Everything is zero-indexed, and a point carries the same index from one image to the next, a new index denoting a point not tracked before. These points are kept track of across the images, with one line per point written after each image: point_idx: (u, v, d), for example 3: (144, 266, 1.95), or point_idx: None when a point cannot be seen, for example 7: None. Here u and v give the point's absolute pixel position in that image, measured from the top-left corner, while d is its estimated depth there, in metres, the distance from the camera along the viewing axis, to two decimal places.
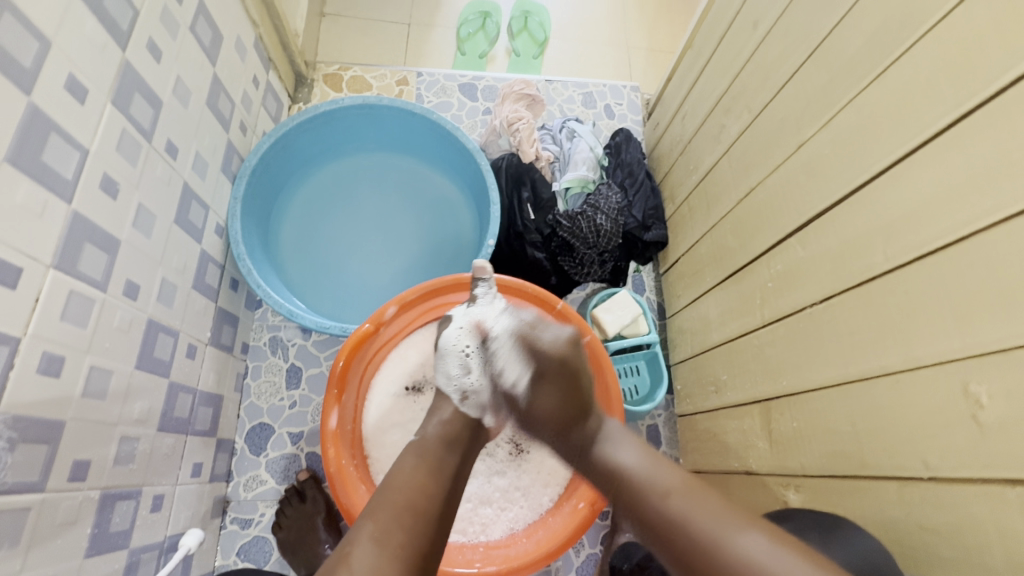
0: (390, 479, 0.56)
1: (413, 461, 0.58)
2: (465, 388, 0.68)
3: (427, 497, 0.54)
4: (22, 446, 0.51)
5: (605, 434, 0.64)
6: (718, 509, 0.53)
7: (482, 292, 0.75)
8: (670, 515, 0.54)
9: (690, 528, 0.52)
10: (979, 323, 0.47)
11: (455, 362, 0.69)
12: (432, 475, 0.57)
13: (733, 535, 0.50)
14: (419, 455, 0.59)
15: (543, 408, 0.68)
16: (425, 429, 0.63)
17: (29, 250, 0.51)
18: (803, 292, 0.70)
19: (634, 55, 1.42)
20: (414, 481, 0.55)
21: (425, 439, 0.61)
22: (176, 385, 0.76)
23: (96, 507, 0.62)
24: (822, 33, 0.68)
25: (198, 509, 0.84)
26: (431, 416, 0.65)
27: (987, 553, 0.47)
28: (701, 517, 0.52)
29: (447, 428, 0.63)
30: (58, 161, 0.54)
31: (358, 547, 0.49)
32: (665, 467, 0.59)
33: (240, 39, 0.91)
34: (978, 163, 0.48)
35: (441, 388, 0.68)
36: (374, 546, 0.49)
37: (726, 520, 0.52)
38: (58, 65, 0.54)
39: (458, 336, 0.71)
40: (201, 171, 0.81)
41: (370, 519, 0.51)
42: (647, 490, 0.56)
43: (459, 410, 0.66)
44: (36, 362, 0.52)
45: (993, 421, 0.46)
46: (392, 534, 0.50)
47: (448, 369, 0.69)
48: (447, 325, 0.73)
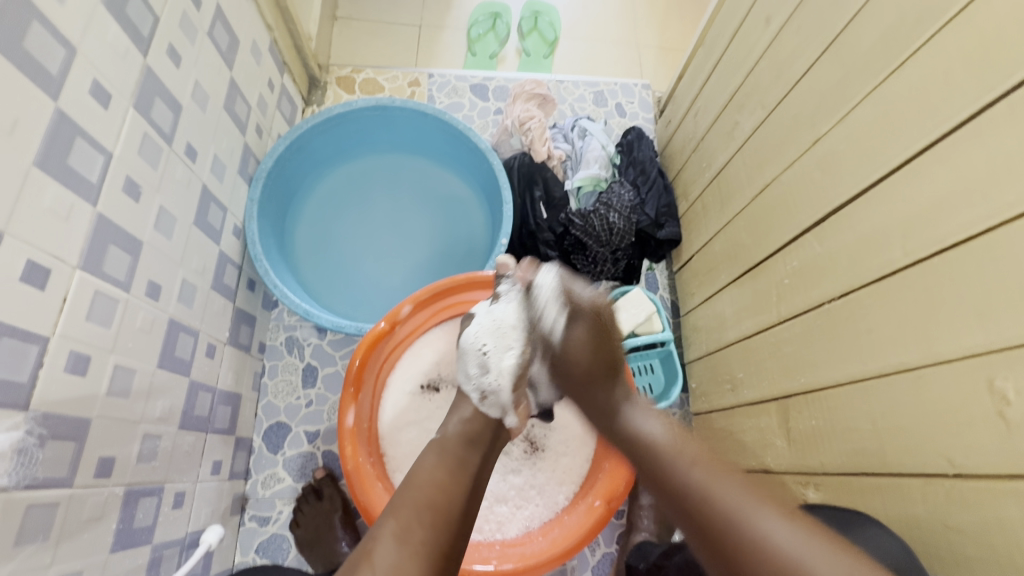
0: (411, 477, 0.56)
1: (434, 460, 0.58)
2: (485, 388, 0.66)
3: (449, 495, 0.55)
4: (51, 442, 0.53)
5: (636, 409, 0.68)
6: (741, 483, 0.54)
7: (505, 290, 0.74)
8: (692, 481, 0.55)
9: (709, 494, 0.54)
10: (1003, 317, 0.47)
11: (476, 361, 0.68)
12: (453, 473, 0.57)
13: (756, 510, 0.51)
14: (441, 453, 0.59)
15: (575, 351, 0.71)
16: (445, 427, 0.63)
17: (56, 252, 0.53)
18: (820, 289, 0.69)
19: (645, 52, 1.42)
20: (435, 479, 0.55)
21: (447, 438, 0.61)
22: (196, 384, 0.78)
23: (121, 504, 0.63)
24: (837, 26, 0.68)
25: (218, 507, 0.86)
26: (451, 416, 0.65)
27: (1014, 551, 0.46)
28: (723, 489, 0.53)
29: (468, 427, 0.63)
30: (83, 165, 0.56)
31: (380, 545, 0.49)
32: (688, 440, 0.61)
33: (255, 43, 0.93)
34: (1001, 156, 0.47)
35: (463, 390, 0.68)
36: (395, 544, 0.50)
37: (745, 490, 0.53)
38: (83, 71, 0.55)
39: (478, 335, 0.69)
40: (219, 174, 0.83)
41: (391, 517, 0.52)
42: (673, 459, 0.59)
43: (480, 410, 0.65)
44: (63, 361, 0.54)
45: (1019, 417, 0.46)
46: (413, 532, 0.51)
47: (468, 369, 0.68)
48: (470, 325, 0.71)
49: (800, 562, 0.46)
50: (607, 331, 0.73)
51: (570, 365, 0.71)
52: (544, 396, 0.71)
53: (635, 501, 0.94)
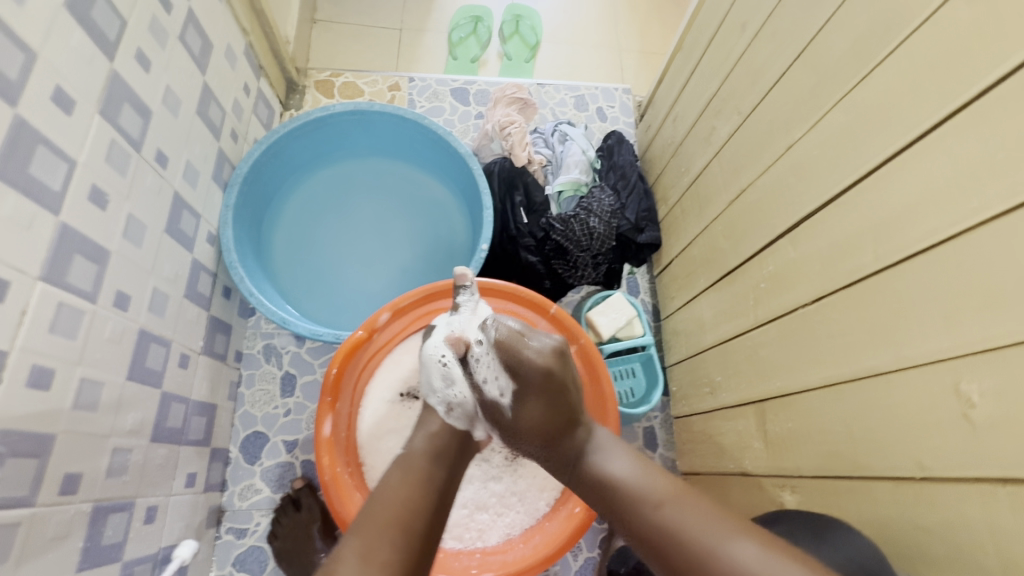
0: (375, 497, 0.55)
1: (398, 478, 0.57)
2: (451, 401, 0.66)
3: (414, 512, 0.54)
4: (11, 460, 0.51)
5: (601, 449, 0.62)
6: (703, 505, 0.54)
7: (465, 299, 0.75)
8: (651, 517, 0.54)
9: (681, 538, 0.52)
10: (968, 322, 0.48)
11: (443, 374, 0.67)
12: (419, 489, 0.56)
13: (718, 536, 0.51)
14: (404, 469, 0.58)
15: (529, 420, 0.65)
16: (411, 442, 0.63)
17: (18, 263, 0.51)
18: (795, 293, 0.70)
19: (626, 57, 1.43)
20: (401, 497, 0.55)
21: (411, 454, 0.61)
22: (169, 396, 0.76)
23: (88, 520, 0.61)
24: (809, 35, 0.69)
25: (192, 520, 0.84)
26: (418, 430, 0.64)
27: (980, 552, 0.47)
28: (692, 524, 0.52)
29: (434, 443, 0.63)
30: (45, 173, 0.54)
31: (343, 563, 0.48)
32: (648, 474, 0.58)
33: (230, 47, 0.91)
34: (962, 165, 0.48)
35: (429, 403, 0.67)
36: (359, 561, 0.48)
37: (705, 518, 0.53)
38: (46, 77, 0.54)
39: (438, 346, 0.69)
40: (192, 180, 0.81)
41: (355, 535, 0.51)
42: (642, 501, 0.56)
43: (447, 422, 0.65)
44: (25, 375, 0.52)
45: (983, 420, 0.47)
46: (378, 550, 0.49)
47: (433, 384, 0.67)
48: (430, 337, 0.71)
49: None
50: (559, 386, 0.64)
51: (518, 428, 0.66)
52: (511, 413, 0.66)
53: None
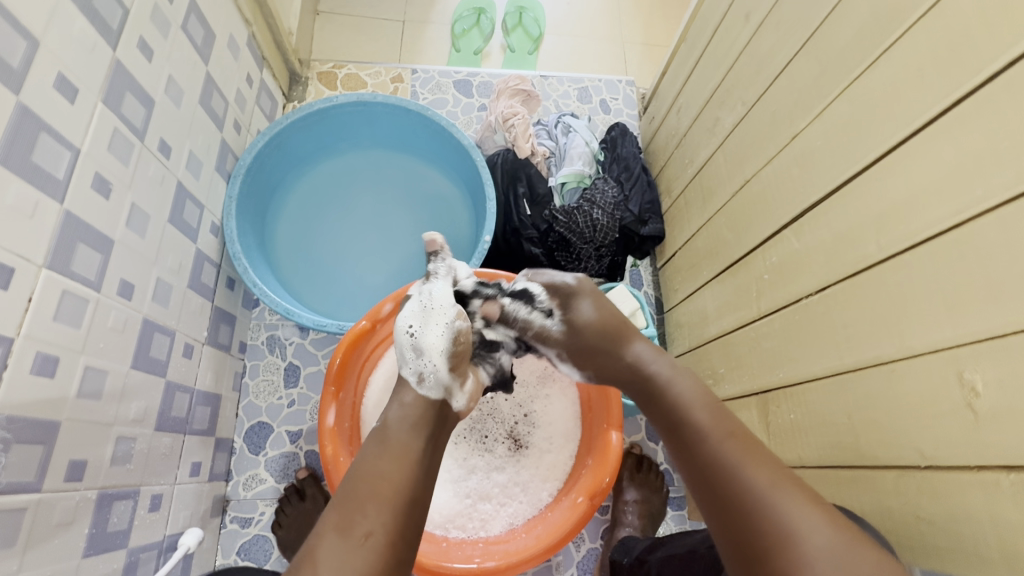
0: (354, 469, 0.55)
1: (377, 451, 0.56)
2: (422, 371, 0.63)
3: (395, 484, 0.53)
4: (16, 446, 0.51)
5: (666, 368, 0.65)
6: (785, 475, 0.50)
7: (435, 268, 0.70)
8: (726, 458, 0.53)
9: (742, 478, 0.51)
10: (972, 312, 0.47)
11: (411, 345, 0.64)
12: (399, 461, 0.55)
13: (786, 496, 0.48)
14: (383, 443, 0.57)
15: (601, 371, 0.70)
16: (385, 414, 0.61)
17: (22, 250, 0.51)
18: (798, 284, 0.69)
19: (629, 48, 1.42)
20: (380, 469, 0.54)
21: (389, 427, 0.59)
22: (173, 385, 0.76)
23: (94, 507, 0.62)
24: (814, 23, 0.68)
25: (197, 509, 0.84)
26: (392, 402, 0.62)
27: (983, 541, 0.47)
28: (763, 476, 0.50)
29: (408, 414, 0.61)
30: (48, 161, 0.54)
31: (323, 540, 0.48)
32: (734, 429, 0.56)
33: (232, 37, 0.91)
34: (969, 153, 0.48)
35: (400, 373, 0.64)
36: (338, 537, 0.48)
37: (781, 483, 0.49)
38: (48, 65, 0.54)
39: (404, 317, 0.66)
40: (195, 171, 0.81)
41: (333, 512, 0.50)
42: (721, 450, 0.54)
43: (419, 394, 0.62)
44: (30, 363, 0.52)
45: (986, 409, 0.46)
46: (357, 524, 0.49)
47: (403, 355, 0.64)
48: (398, 310, 0.67)
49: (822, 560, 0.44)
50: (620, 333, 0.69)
51: (583, 339, 0.69)
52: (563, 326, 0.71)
53: (618, 497, 0.96)
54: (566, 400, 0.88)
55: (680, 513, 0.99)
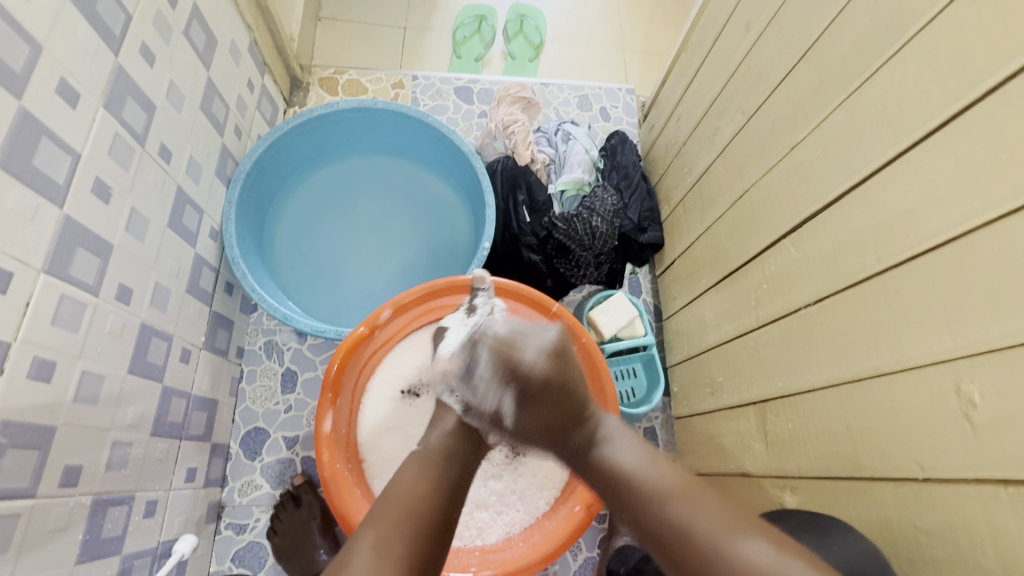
0: (390, 488, 0.57)
1: (415, 472, 0.59)
2: (467, 400, 0.70)
3: (429, 505, 0.55)
4: (11, 452, 0.51)
5: (606, 436, 0.65)
6: (714, 507, 0.54)
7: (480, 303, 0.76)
8: (667, 518, 0.54)
9: (687, 529, 0.53)
10: (970, 324, 0.48)
11: (461, 376, 0.72)
12: (432, 483, 0.58)
13: (729, 537, 0.51)
14: (421, 464, 0.60)
15: (529, 425, 0.71)
16: (428, 438, 0.65)
17: (20, 254, 0.51)
18: (797, 293, 0.70)
19: (630, 57, 1.43)
20: (416, 490, 0.56)
21: (428, 452, 0.63)
22: (170, 390, 0.76)
23: (88, 513, 0.61)
24: (814, 34, 0.68)
25: (192, 515, 0.84)
26: (433, 428, 0.68)
27: (980, 554, 0.47)
28: (700, 519, 0.53)
29: (450, 441, 0.65)
30: (49, 165, 0.54)
31: (358, 556, 0.49)
32: (668, 482, 0.57)
33: (234, 43, 0.91)
34: (968, 165, 0.48)
35: (444, 403, 0.72)
36: (374, 554, 0.49)
37: (686, 499, 0.55)
38: (50, 70, 0.54)
39: (450, 347, 0.74)
40: (195, 176, 0.81)
41: (369, 527, 0.52)
42: (642, 488, 0.58)
43: (463, 421, 0.69)
44: (27, 367, 0.52)
45: (984, 420, 0.46)
46: (392, 543, 0.50)
47: (452, 386, 0.72)
48: (443, 341, 0.75)
49: None
50: (569, 382, 0.69)
51: (532, 394, 0.69)
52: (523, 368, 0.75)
53: None
54: None
55: None
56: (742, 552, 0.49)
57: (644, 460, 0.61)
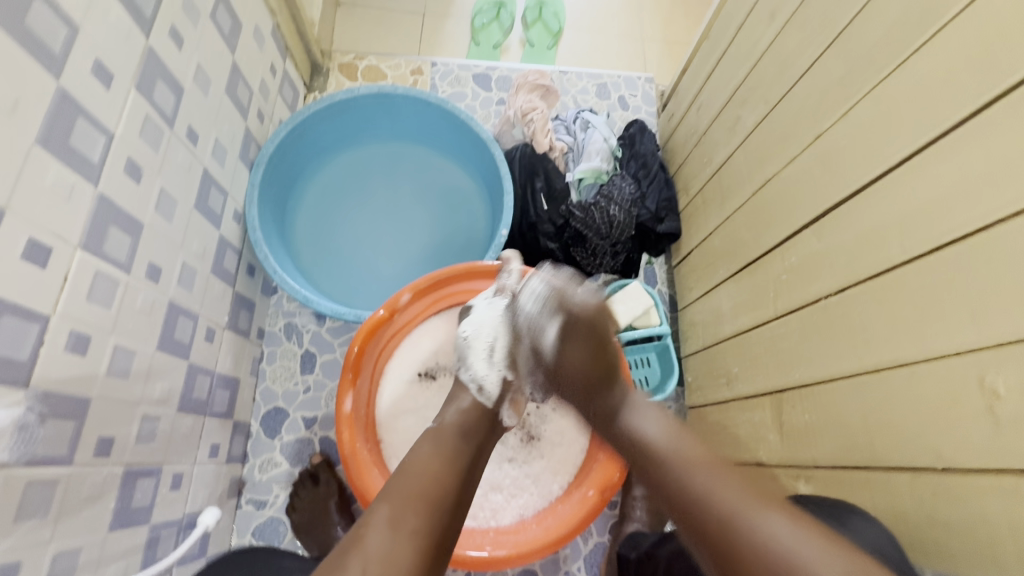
0: (404, 466, 0.56)
1: (430, 449, 0.58)
2: (482, 381, 0.68)
3: (442, 484, 0.54)
4: (51, 420, 0.53)
5: (636, 410, 0.64)
6: (734, 475, 0.54)
7: (506, 283, 0.78)
8: (692, 490, 0.53)
9: (710, 498, 0.52)
10: (996, 315, 0.47)
11: (476, 354, 0.71)
12: (447, 463, 0.56)
13: (756, 513, 0.50)
14: (437, 444, 0.59)
15: (571, 361, 0.68)
16: (442, 416, 0.64)
17: (57, 231, 0.53)
18: (818, 284, 0.69)
19: (650, 45, 1.41)
20: (431, 469, 0.55)
21: (443, 430, 0.61)
22: (196, 367, 0.78)
23: (119, 483, 0.64)
24: (843, 21, 0.67)
25: (215, 489, 0.86)
26: (449, 406, 0.66)
27: (998, 544, 0.47)
28: (725, 490, 0.52)
29: (464, 417, 0.64)
30: (84, 144, 0.56)
31: (372, 532, 0.49)
32: (700, 459, 0.56)
33: (258, 27, 0.92)
34: (998, 156, 0.47)
35: (461, 378, 0.70)
36: (388, 532, 0.49)
37: (715, 471, 0.55)
38: (85, 51, 0.55)
39: (471, 326, 0.73)
40: (220, 158, 0.83)
41: (384, 503, 0.52)
42: (668, 463, 0.57)
43: (478, 401, 0.66)
44: (64, 340, 0.54)
45: (1008, 413, 0.46)
46: (406, 519, 0.50)
47: (469, 364, 0.70)
48: (468, 316, 0.75)
49: (803, 564, 0.46)
50: (603, 336, 0.69)
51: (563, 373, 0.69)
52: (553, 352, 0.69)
53: (628, 492, 0.96)
54: None
55: None
56: (766, 522, 0.49)
57: (677, 437, 0.59)
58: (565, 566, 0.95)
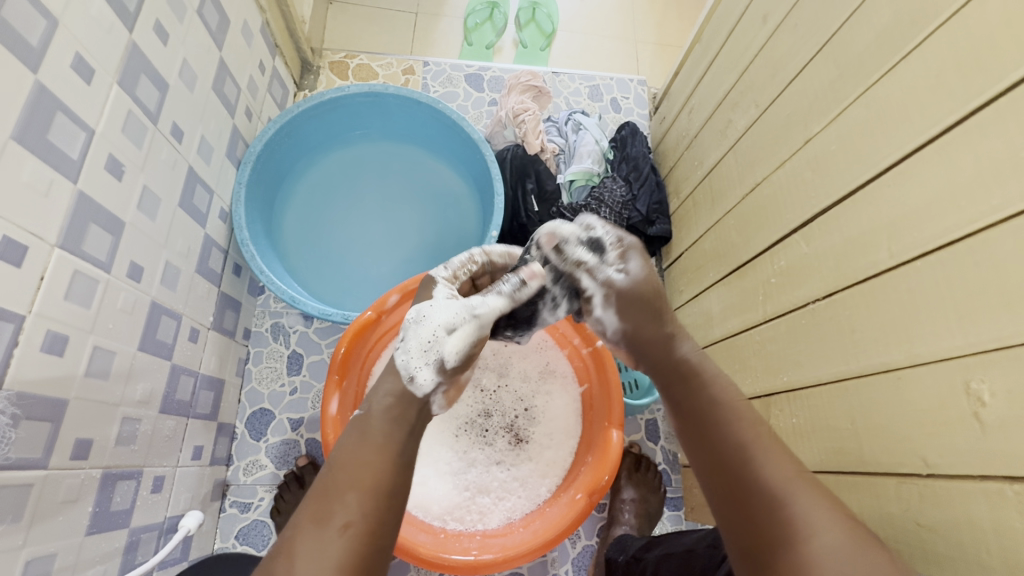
0: (332, 457, 0.51)
1: (355, 435, 0.52)
2: (416, 371, 0.57)
3: (375, 474, 0.49)
4: (25, 423, 0.52)
5: (697, 354, 0.60)
6: (795, 463, 0.49)
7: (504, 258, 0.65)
8: (739, 457, 0.50)
9: (754, 469, 0.48)
10: (981, 320, 0.47)
11: (417, 340, 0.58)
12: (380, 450, 0.51)
13: (799, 494, 0.46)
14: (362, 428, 0.53)
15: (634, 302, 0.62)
16: (370, 400, 0.56)
17: (35, 229, 0.52)
18: (806, 289, 0.69)
19: (642, 48, 1.41)
20: (360, 457, 0.50)
21: (370, 411, 0.55)
22: (179, 368, 0.77)
23: (98, 486, 0.62)
24: (834, 27, 0.67)
25: (198, 492, 0.85)
26: (376, 390, 0.57)
27: (983, 550, 0.47)
28: (774, 468, 0.48)
29: (397, 403, 0.55)
30: (63, 140, 0.54)
31: (300, 536, 0.45)
32: (758, 432, 0.51)
33: (247, 23, 0.91)
34: (984, 165, 0.48)
35: (394, 359, 0.58)
36: (315, 532, 0.45)
37: (771, 452, 0.49)
38: (64, 43, 0.54)
39: (428, 314, 0.59)
40: (206, 156, 0.81)
41: (311, 501, 0.47)
42: (726, 425, 0.53)
43: (407, 392, 0.56)
44: (40, 341, 0.53)
45: (993, 418, 0.46)
46: (337, 517, 0.46)
47: (406, 344, 0.58)
48: (422, 305, 0.61)
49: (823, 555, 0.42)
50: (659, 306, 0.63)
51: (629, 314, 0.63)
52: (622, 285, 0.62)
53: (615, 496, 0.96)
54: (567, 396, 0.88)
55: (676, 513, 1.00)
56: (802, 507, 0.45)
57: (738, 403, 0.55)
58: (553, 570, 0.94)
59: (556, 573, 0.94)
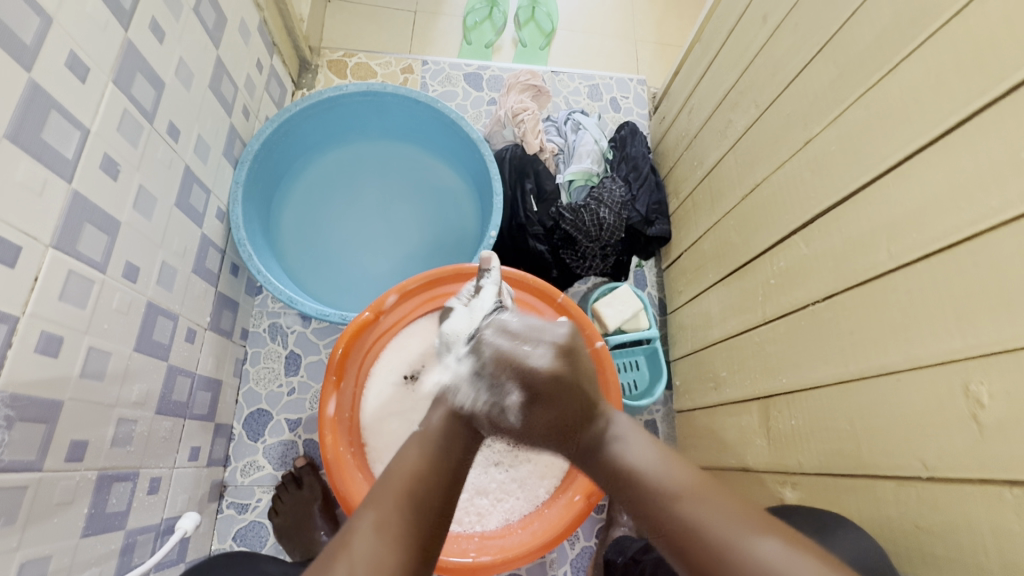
0: (391, 468, 0.56)
1: (416, 451, 0.57)
2: (461, 380, 0.68)
3: (429, 486, 0.54)
4: (19, 424, 0.51)
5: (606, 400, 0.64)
6: (724, 499, 0.51)
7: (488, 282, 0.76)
8: (677, 516, 0.50)
9: (693, 523, 0.49)
10: (981, 323, 0.47)
11: (455, 353, 0.72)
12: (433, 466, 0.56)
13: (745, 536, 0.47)
14: (422, 444, 0.58)
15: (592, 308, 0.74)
16: (430, 418, 0.62)
17: (29, 229, 0.51)
18: (805, 290, 0.69)
19: (642, 47, 1.41)
20: (417, 470, 0.55)
21: (429, 429, 0.60)
22: (176, 369, 0.77)
23: (94, 488, 0.62)
24: (834, 27, 0.67)
25: (195, 494, 0.85)
26: (434, 409, 0.64)
27: (981, 553, 0.47)
28: (712, 518, 0.49)
29: (452, 420, 0.62)
30: (58, 139, 0.54)
31: (359, 536, 0.49)
32: (673, 483, 0.53)
33: (244, 22, 0.90)
34: (985, 165, 0.47)
35: (444, 375, 0.70)
36: (375, 534, 0.49)
37: (701, 497, 0.51)
38: (59, 42, 0.53)
39: (456, 330, 0.74)
40: (203, 155, 0.81)
41: (370, 507, 0.52)
42: (650, 483, 0.53)
43: (455, 405, 0.63)
44: (34, 341, 0.52)
45: (992, 421, 0.46)
46: (393, 524, 0.50)
47: (451, 362, 0.70)
48: (449, 319, 0.76)
49: None
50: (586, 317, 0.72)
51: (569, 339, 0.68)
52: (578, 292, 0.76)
53: (614, 497, 0.96)
54: None
55: None
56: (755, 549, 0.46)
57: (648, 451, 0.57)
58: (551, 571, 0.94)
59: (554, 574, 0.94)
